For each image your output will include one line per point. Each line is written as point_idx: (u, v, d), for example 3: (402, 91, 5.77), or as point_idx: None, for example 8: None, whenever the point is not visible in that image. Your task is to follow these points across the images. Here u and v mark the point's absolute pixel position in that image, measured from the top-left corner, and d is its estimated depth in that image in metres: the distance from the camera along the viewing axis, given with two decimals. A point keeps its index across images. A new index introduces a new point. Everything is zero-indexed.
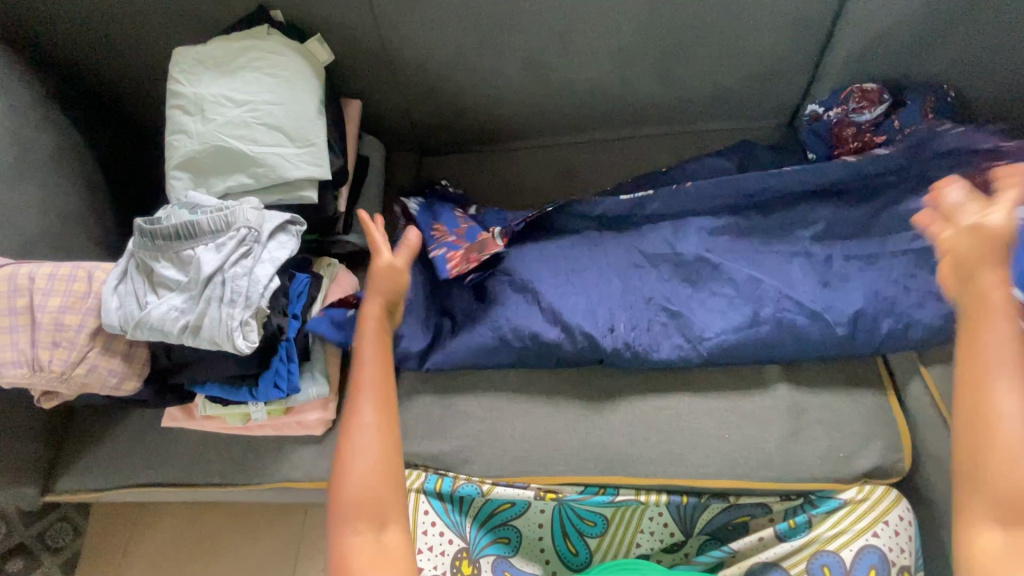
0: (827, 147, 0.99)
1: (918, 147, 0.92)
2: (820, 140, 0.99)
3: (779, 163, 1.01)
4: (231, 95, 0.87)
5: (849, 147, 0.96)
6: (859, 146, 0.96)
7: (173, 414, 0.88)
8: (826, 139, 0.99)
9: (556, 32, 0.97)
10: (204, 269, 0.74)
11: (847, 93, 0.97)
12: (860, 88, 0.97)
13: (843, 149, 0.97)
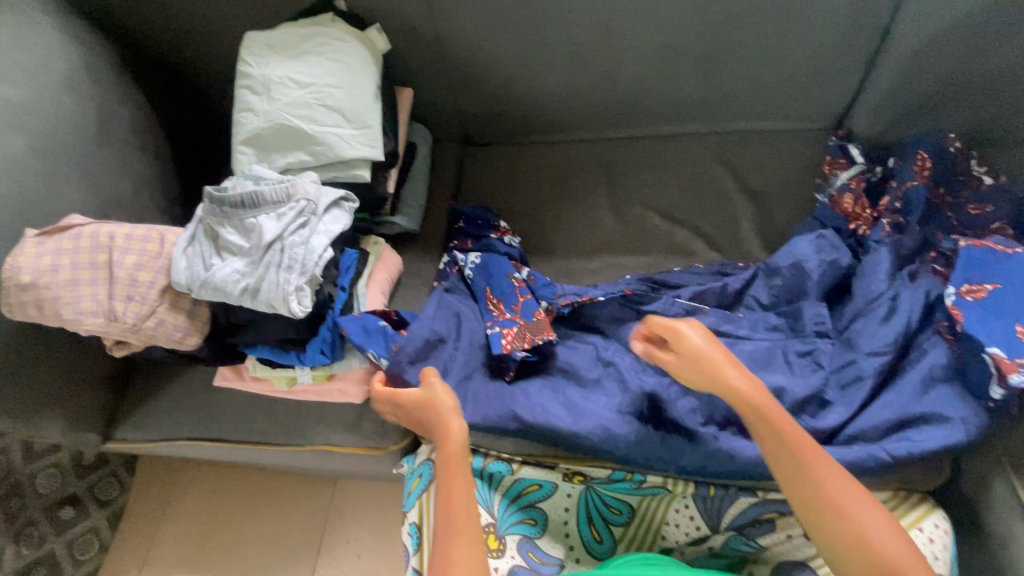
0: (841, 221, 0.97)
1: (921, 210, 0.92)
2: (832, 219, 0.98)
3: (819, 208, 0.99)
4: (295, 77, 0.93)
5: (861, 215, 0.96)
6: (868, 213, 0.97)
7: (225, 373, 0.94)
8: (837, 211, 0.97)
9: (605, 27, 1.00)
10: (266, 236, 0.79)
11: (847, 171, 1.01)
12: (831, 160, 1.05)
13: (860, 220, 0.96)
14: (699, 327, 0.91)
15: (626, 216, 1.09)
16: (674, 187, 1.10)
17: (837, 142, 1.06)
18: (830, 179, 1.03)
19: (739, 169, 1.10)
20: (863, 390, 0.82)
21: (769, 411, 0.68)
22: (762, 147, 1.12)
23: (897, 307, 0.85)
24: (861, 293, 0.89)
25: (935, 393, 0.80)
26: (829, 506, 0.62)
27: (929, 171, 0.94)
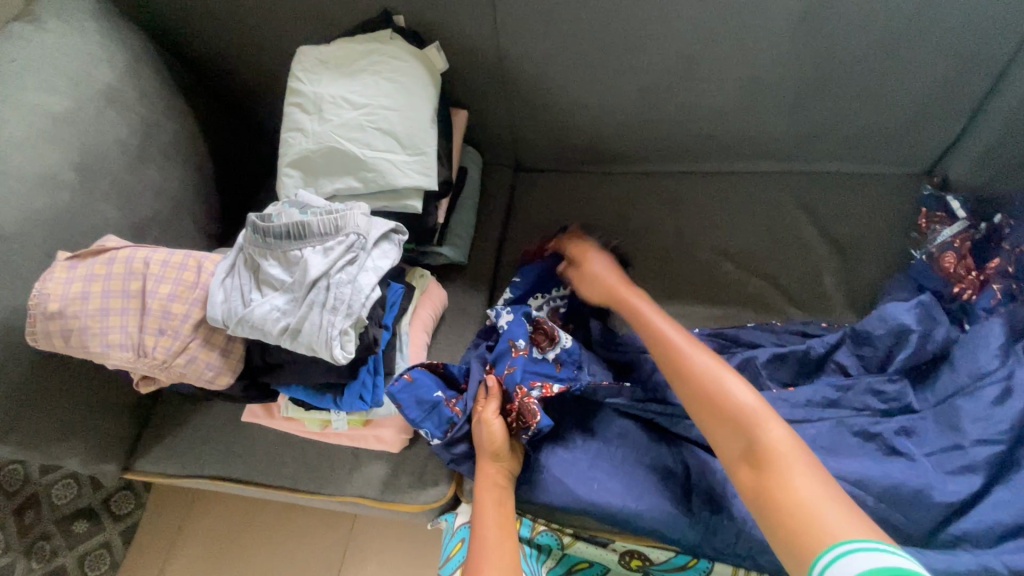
0: (940, 282, 0.87)
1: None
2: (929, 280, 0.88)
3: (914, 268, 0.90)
4: (349, 97, 0.87)
5: (965, 278, 0.86)
6: (975, 274, 0.86)
7: (255, 410, 0.87)
8: (937, 271, 0.88)
9: (684, 56, 0.92)
10: (311, 272, 0.72)
11: (949, 226, 0.91)
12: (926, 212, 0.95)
13: (964, 282, 0.86)
14: (774, 394, 0.81)
15: (691, 261, 1.00)
16: (745, 231, 1.01)
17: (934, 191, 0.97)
18: (927, 233, 0.93)
19: (817, 214, 1.01)
20: (973, 482, 0.71)
21: (665, 334, 0.76)
22: (844, 191, 1.02)
23: (1015, 390, 0.74)
24: (965, 365, 0.78)
25: None
26: (726, 417, 0.65)
27: None
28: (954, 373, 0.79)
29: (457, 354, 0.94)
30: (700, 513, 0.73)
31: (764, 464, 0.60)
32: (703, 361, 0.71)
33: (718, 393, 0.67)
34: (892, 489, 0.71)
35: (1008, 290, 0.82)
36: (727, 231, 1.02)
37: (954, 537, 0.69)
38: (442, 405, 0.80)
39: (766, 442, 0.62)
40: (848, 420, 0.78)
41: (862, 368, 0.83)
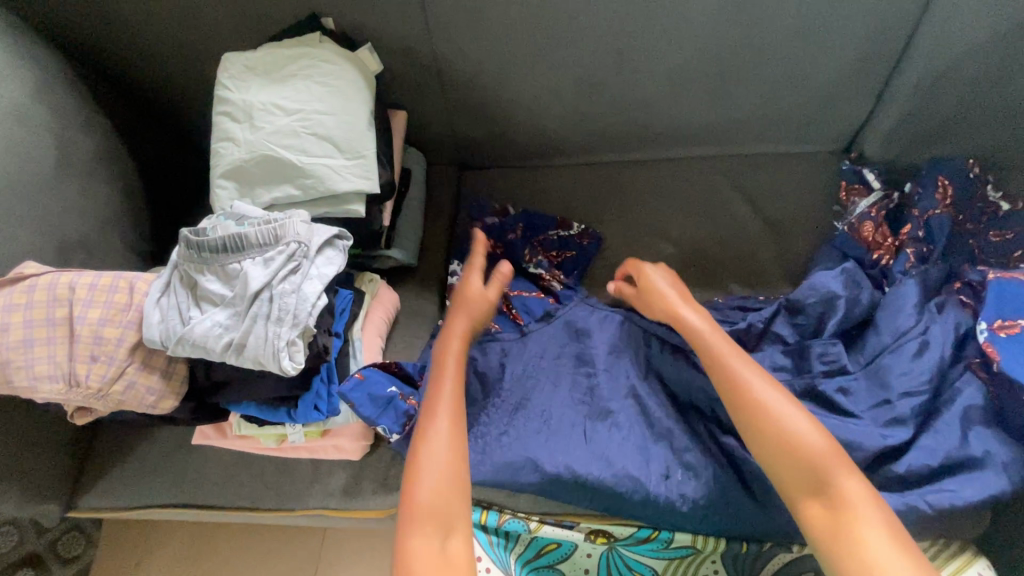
0: (862, 249, 0.93)
1: (944, 237, 0.89)
2: (853, 249, 0.94)
3: (839, 239, 0.96)
4: (281, 103, 0.85)
5: (883, 244, 0.93)
6: (892, 241, 0.93)
7: (206, 432, 0.84)
8: (857, 239, 0.94)
9: (615, 49, 0.94)
10: (252, 284, 0.70)
11: (866, 198, 0.98)
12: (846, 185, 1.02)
13: (883, 248, 0.92)
14: None
15: (635, 246, 1.04)
16: (685, 214, 1.05)
17: (851, 165, 1.03)
18: (849, 206, 0.99)
19: (751, 194, 1.06)
20: (903, 432, 0.77)
21: (753, 387, 0.71)
22: (774, 172, 1.08)
23: (930, 343, 0.81)
24: (888, 324, 0.85)
25: (975, 436, 0.75)
26: (814, 481, 0.65)
27: (952, 199, 0.92)
28: (879, 332, 0.85)
29: (414, 355, 0.94)
30: (661, 479, 0.76)
31: (823, 488, 0.64)
32: (780, 405, 0.69)
33: (812, 453, 0.66)
34: (834, 445, 0.77)
35: (920, 252, 0.90)
36: (668, 215, 1.06)
37: (887, 479, 0.76)
38: (397, 399, 0.81)
39: (816, 458, 0.65)
40: (788, 386, 0.84)
41: (799, 336, 0.87)
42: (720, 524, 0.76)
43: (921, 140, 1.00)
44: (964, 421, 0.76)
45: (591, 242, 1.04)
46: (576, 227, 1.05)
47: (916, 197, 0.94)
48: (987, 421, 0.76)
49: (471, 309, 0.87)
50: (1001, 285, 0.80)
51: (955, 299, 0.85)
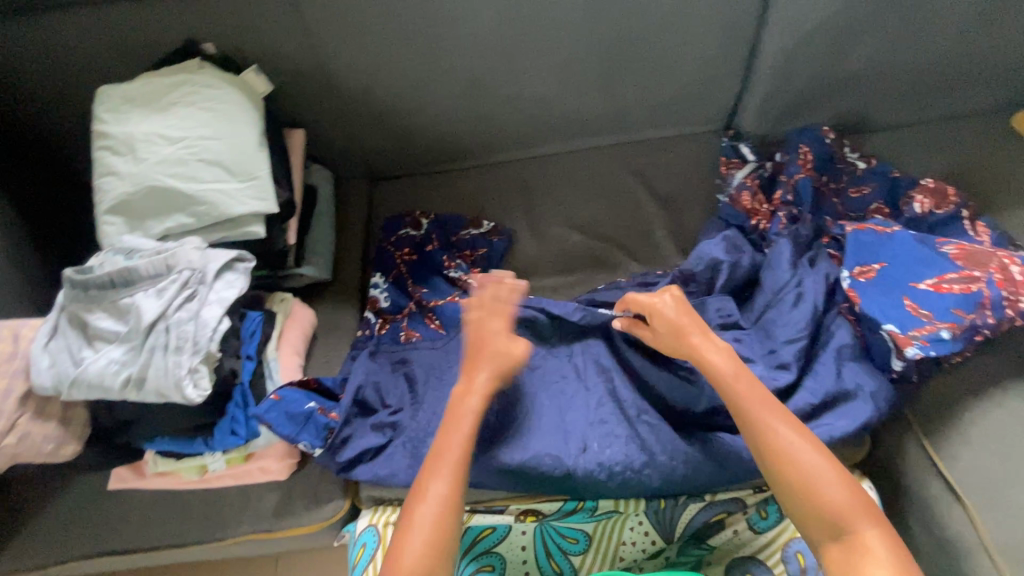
0: (743, 217, 1.02)
1: (810, 198, 0.99)
2: (735, 218, 1.03)
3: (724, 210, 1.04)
4: (164, 132, 0.84)
5: (759, 211, 1.02)
6: (767, 208, 1.02)
7: (121, 475, 0.82)
8: (738, 208, 1.03)
9: (499, 52, 0.99)
10: (146, 316, 0.70)
11: (740, 171, 1.07)
12: (726, 160, 1.10)
13: (759, 215, 1.01)
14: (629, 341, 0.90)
15: (544, 237, 1.09)
16: (588, 201, 1.11)
17: (729, 141, 1.12)
18: (727, 178, 1.09)
19: (645, 177, 1.13)
20: (789, 375, 0.85)
21: (775, 432, 0.70)
22: (664, 155, 1.15)
23: (805, 294, 0.89)
24: (775, 280, 0.92)
25: (849, 369, 0.85)
26: (827, 517, 0.64)
27: (812, 164, 1.02)
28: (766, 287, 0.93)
29: (335, 369, 0.95)
30: (579, 455, 0.81)
31: (837, 524, 0.64)
32: (792, 439, 0.69)
33: (831, 504, 0.65)
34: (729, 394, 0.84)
35: (790, 215, 0.99)
36: (571, 204, 1.11)
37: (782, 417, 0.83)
38: (317, 413, 0.81)
39: (831, 498, 0.65)
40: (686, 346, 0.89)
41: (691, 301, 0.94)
42: (636, 485, 0.81)
43: (786, 113, 1.10)
44: (838, 356, 0.86)
45: (502, 238, 1.07)
46: (486, 225, 1.08)
47: (784, 165, 1.04)
48: (856, 355, 0.86)
49: (496, 351, 0.79)
50: (856, 236, 0.90)
51: (821, 253, 0.95)
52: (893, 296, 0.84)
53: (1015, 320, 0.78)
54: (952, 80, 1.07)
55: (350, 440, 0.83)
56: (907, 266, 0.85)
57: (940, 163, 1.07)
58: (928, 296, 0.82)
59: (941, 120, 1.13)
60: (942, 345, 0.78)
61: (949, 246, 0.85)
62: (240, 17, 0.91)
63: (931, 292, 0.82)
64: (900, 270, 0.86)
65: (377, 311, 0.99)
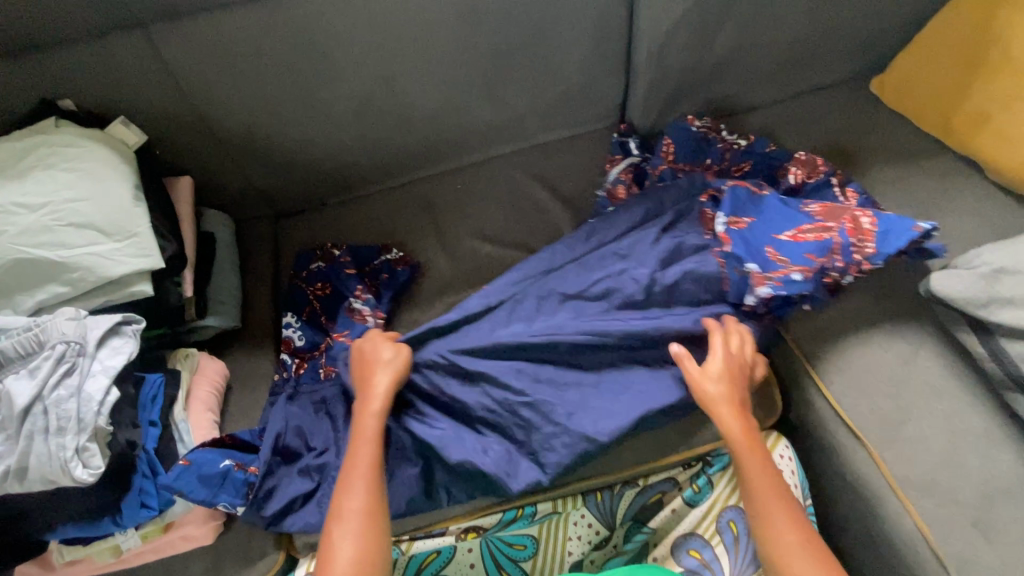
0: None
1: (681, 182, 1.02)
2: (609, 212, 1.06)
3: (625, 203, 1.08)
4: (22, 199, 0.78)
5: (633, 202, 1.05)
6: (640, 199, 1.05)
7: (26, 571, 0.77)
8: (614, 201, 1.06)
9: (381, 76, 0.99)
10: (18, 401, 0.65)
11: (616, 166, 1.10)
12: (610, 159, 1.14)
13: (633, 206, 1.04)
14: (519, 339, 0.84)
15: (456, 251, 1.09)
16: (495, 211, 1.13)
17: (616, 139, 1.14)
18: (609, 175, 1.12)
19: (548, 180, 1.16)
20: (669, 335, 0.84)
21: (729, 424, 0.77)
22: (564, 156, 1.19)
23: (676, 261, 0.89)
24: (637, 254, 0.90)
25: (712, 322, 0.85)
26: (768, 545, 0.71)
27: (676, 155, 1.06)
28: (628, 260, 0.89)
29: (254, 418, 0.91)
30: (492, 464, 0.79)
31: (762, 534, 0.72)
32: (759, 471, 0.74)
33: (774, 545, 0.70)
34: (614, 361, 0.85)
35: None
36: (479, 216, 1.12)
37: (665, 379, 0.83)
38: (233, 470, 0.78)
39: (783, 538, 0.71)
40: (585, 333, 0.83)
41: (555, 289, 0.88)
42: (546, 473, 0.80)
43: (670, 102, 1.16)
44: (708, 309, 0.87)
45: (407, 267, 1.05)
46: (394, 252, 1.06)
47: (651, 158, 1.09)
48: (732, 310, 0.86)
49: (385, 360, 0.81)
50: (732, 195, 0.89)
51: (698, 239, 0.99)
52: (758, 244, 0.86)
53: (861, 266, 0.82)
54: (812, 56, 1.15)
55: (276, 491, 0.80)
56: (771, 222, 0.87)
57: (814, 133, 1.15)
58: (788, 245, 0.84)
59: (811, 93, 1.21)
60: (794, 286, 0.82)
61: (812, 206, 0.88)
62: (98, 70, 0.87)
63: (788, 242, 0.84)
64: (766, 225, 0.87)
65: (292, 350, 0.96)
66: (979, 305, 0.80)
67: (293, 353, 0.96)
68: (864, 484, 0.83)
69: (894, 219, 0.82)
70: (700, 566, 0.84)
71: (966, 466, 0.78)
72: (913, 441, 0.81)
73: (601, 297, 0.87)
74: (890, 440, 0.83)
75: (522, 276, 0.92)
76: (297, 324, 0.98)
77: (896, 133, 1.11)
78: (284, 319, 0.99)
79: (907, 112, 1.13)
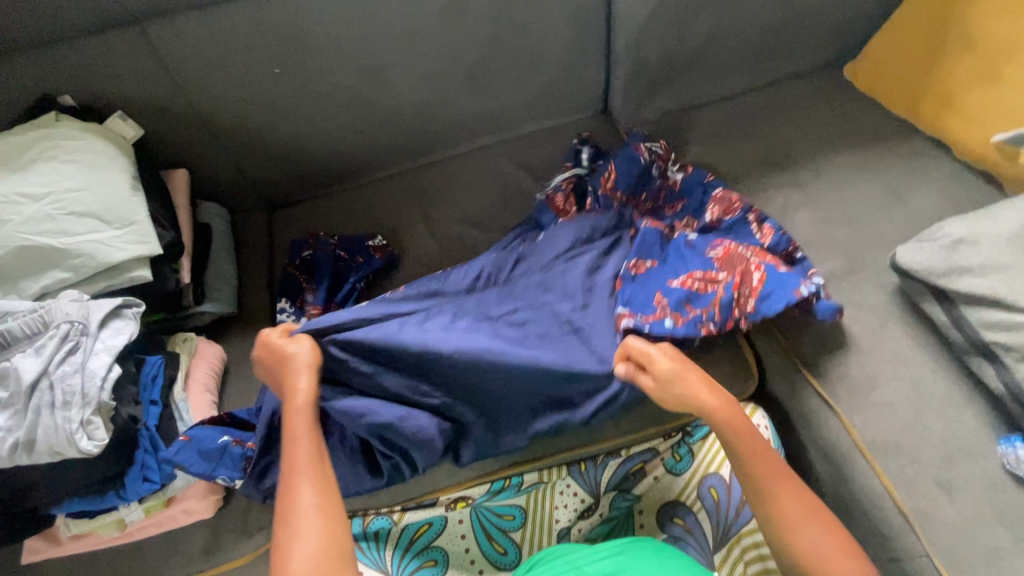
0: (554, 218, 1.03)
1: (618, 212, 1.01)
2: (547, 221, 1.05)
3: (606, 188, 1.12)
4: (24, 190, 0.81)
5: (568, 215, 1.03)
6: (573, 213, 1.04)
7: (35, 545, 0.80)
8: (550, 208, 1.04)
9: (368, 69, 1.03)
10: (25, 377, 0.68)
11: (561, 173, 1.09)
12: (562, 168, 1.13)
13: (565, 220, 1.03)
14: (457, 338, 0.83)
15: (444, 237, 1.12)
16: (482, 198, 1.16)
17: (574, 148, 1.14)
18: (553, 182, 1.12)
19: (533, 168, 1.19)
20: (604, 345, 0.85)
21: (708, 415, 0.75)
22: (548, 145, 1.22)
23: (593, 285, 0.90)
24: (559, 286, 0.90)
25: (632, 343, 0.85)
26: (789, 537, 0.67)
27: (615, 182, 1.02)
28: (552, 293, 0.90)
29: (251, 399, 0.95)
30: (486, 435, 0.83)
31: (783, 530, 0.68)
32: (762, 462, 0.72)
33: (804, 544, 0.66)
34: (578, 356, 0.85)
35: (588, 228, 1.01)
36: (466, 203, 1.16)
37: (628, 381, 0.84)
38: (231, 446, 0.81)
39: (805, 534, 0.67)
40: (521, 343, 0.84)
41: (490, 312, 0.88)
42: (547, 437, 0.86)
43: (650, 91, 1.20)
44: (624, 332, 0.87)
45: (385, 255, 1.08)
46: (377, 240, 1.09)
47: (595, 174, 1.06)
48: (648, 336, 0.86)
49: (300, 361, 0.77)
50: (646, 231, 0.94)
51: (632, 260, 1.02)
52: (653, 286, 0.90)
53: (739, 320, 0.85)
54: (785, 44, 1.19)
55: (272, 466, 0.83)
56: (667, 269, 0.91)
57: (789, 117, 1.18)
58: (675, 290, 0.88)
59: (786, 81, 1.25)
60: (663, 328, 0.84)
61: (717, 249, 0.91)
62: (96, 66, 0.91)
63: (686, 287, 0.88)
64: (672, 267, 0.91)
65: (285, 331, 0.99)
66: (941, 275, 0.84)
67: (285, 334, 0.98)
68: (836, 447, 0.87)
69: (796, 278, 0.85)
70: (684, 532, 0.87)
71: (930, 428, 0.82)
72: (881, 406, 0.85)
73: (516, 322, 0.87)
74: (860, 406, 0.86)
75: (440, 297, 0.90)
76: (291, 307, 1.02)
77: (868, 117, 1.15)
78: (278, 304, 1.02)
79: (879, 96, 1.17)
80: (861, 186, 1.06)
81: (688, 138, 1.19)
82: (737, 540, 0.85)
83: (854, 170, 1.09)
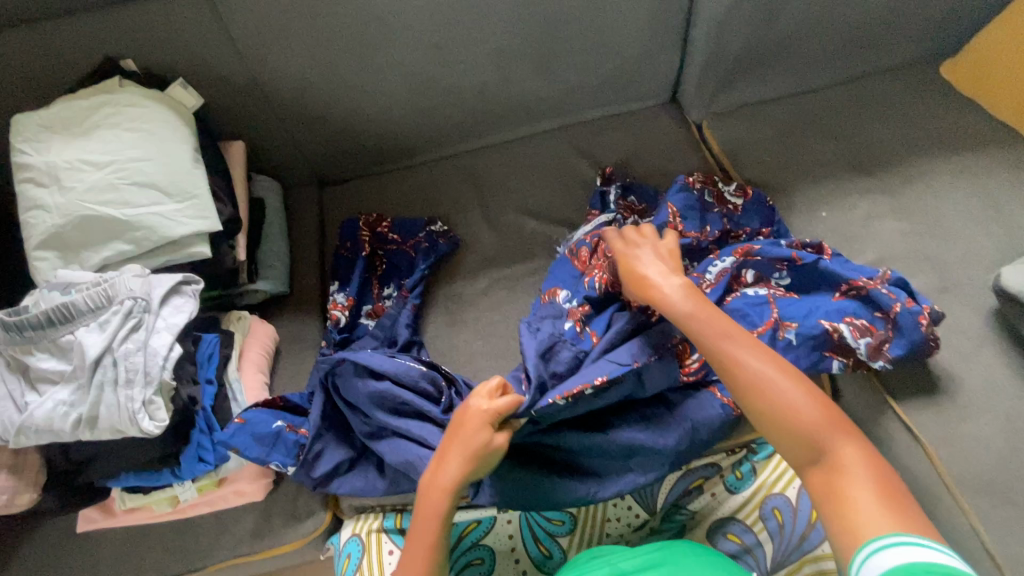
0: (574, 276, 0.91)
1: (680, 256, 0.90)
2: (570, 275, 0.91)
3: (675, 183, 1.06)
4: (88, 156, 0.79)
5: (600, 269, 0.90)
6: None
7: (90, 516, 0.80)
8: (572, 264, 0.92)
9: (435, 46, 0.97)
10: (89, 352, 0.67)
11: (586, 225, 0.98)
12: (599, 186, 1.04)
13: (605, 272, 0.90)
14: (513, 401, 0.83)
15: (501, 226, 1.07)
16: (541, 186, 1.11)
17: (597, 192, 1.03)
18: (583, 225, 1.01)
19: (596, 156, 1.13)
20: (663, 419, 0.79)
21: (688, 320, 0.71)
22: (613, 132, 1.15)
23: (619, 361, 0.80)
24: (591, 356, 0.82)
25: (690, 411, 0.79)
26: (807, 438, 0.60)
27: (682, 226, 0.91)
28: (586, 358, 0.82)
29: (301, 382, 0.93)
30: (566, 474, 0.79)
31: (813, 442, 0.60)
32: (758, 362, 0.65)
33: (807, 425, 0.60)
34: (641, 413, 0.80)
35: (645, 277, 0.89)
36: (524, 191, 1.10)
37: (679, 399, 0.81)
38: (285, 432, 0.79)
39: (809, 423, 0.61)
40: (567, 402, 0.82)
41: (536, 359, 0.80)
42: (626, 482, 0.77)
43: (728, 80, 1.12)
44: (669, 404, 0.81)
45: (449, 241, 1.04)
46: (439, 225, 1.06)
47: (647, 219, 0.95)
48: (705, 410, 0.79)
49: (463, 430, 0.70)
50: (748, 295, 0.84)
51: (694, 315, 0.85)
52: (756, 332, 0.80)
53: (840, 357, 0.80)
54: (880, 34, 1.09)
55: (324, 458, 0.81)
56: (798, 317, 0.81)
57: (879, 115, 1.09)
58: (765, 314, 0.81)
59: (877, 75, 1.16)
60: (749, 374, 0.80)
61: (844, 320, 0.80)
62: (160, 30, 0.88)
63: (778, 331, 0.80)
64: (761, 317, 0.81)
65: (342, 320, 0.95)
66: None
67: (345, 324, 0.94)
68: (915, 479, 0.81)
69: (899, 299, 0.79)
70: (741, 550, 0.82)
71: None
72: (970, 439, 0.79)
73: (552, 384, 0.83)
74: (950, 436, 0.80)
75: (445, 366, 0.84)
76: (346, 295, 0.98)
77: (968, 119, 1.06)
78: (331, 294, 0.98)
79: (980, 98, 1.07)
80: (959, 195, 0.98)
81: (765, 132, 1.11)
82: (796, 568, 0.80)
83: (951, 177, 1.00)
